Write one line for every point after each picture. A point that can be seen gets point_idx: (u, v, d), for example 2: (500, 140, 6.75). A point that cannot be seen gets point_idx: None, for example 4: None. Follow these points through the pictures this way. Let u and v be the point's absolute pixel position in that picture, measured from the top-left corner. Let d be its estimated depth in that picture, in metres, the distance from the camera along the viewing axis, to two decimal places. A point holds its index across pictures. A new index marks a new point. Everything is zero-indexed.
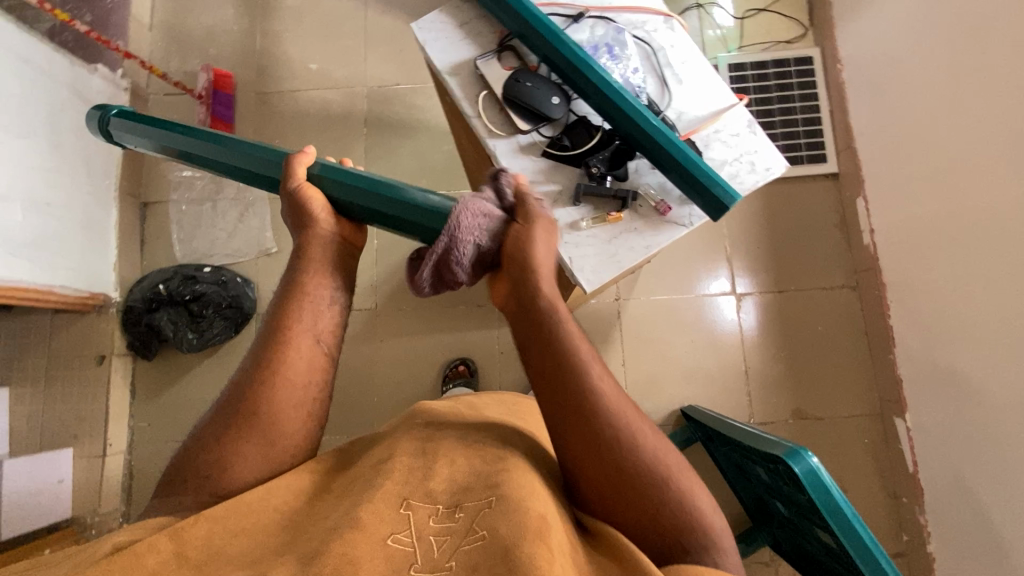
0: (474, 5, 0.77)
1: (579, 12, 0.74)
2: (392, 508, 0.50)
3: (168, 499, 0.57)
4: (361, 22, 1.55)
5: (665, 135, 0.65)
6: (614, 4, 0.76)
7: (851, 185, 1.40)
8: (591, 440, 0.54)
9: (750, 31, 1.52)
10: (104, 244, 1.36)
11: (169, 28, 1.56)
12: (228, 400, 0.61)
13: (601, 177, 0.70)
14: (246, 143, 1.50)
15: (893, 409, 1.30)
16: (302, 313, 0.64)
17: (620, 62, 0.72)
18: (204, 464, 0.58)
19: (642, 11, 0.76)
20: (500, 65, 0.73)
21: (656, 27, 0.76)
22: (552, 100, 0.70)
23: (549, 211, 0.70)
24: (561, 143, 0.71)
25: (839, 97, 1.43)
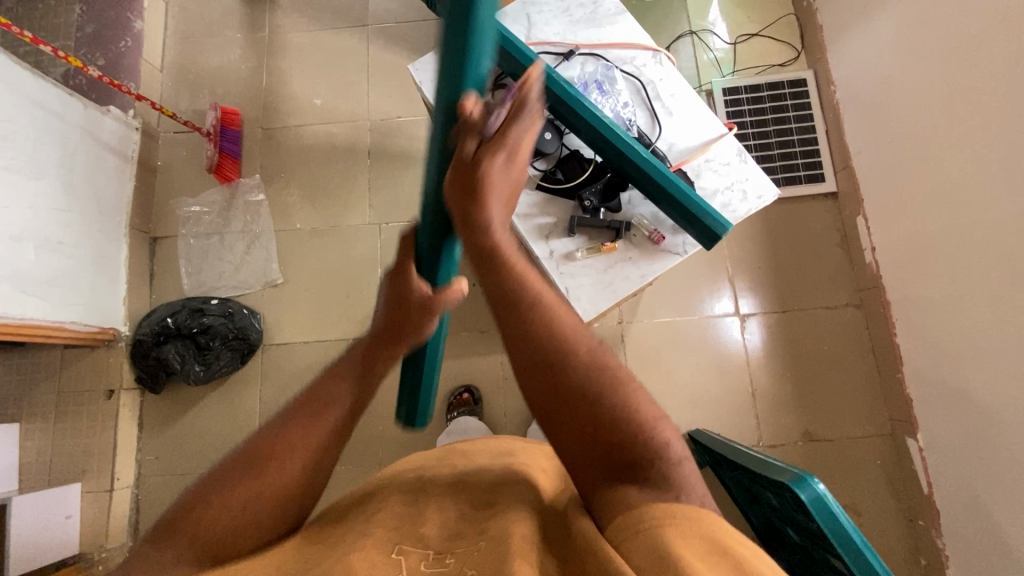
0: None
1: (569, 49, 0.77)
2: (384, 553, 0.49)
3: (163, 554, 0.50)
4: (363, 58, 1.60)
5: (654, 167, 0.66)
6: (603, 40, 0.78)
7: (851, 203, 1.41)
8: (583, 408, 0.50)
9: (744, 55, 1.55)
10: (115, 279, 1.39)
11: (179, 69, 1.62)
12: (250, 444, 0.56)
13: (595, 210, 0.72)
14: (252, 177, 1.53)
15: (905, 429, 1.28)
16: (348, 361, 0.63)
17: (610, 97, 0.74)
18: (212, 520, 0.51)
19: (631, 47, 0.78)
20: (493, 103, 0.75)
21: (645, 62, 0.77)
22: (545, 136, 0.73)
23: (544, 242, 0.72)
24: (555, 177, 0.73)
25: (835, 118, 1.44)
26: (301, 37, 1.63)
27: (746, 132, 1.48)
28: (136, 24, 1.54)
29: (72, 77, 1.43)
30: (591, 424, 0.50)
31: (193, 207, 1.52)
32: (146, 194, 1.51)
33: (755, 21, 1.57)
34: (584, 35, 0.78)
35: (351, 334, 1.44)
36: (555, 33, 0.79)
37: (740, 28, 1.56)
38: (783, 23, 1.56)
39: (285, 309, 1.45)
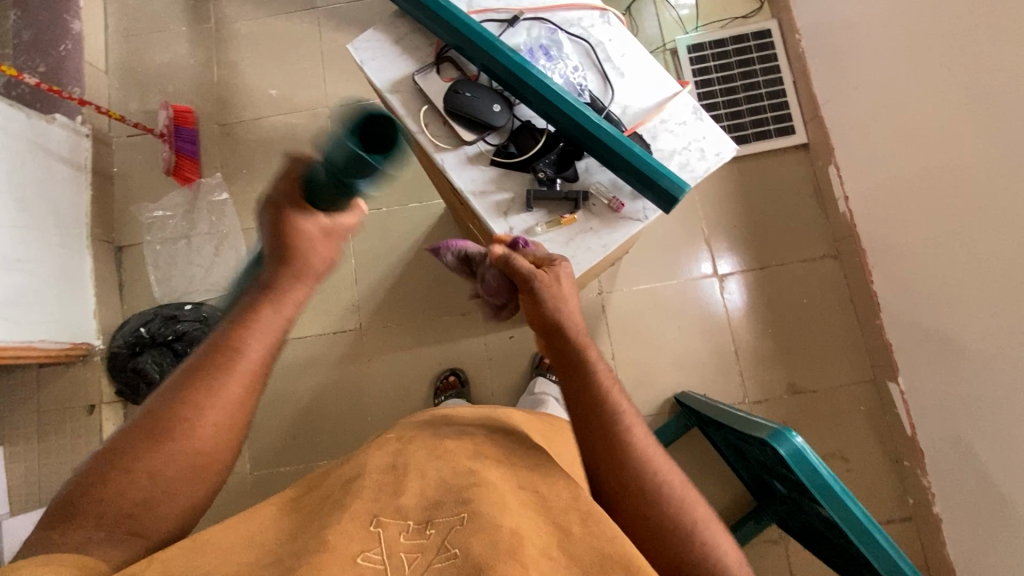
0: (409, 21, 0.75)
1: (514, 15, 0.71)
2: (362, 526, 0.50)
3: (68, 531, 0.49)
4: (317, 43, 1.55)
5: (613, 138, 0.64)
6: (548, 3, 0.73)
7: (823, 153, 1.38)
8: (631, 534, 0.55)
9: (708, 9, 1.50)
10: (83, 294, 1.36)
11: (126, 70, 1.56)
12: (154, 409, 0.54)
13: (551, 181, 0.68)
14: (214, 176, 1.49)
15: (886, 373, 1.29)
16: (252, 344, 0.56)
17: (558, 63, 0.69)
18: (122, 495, 0.51)
19: (577, 7, 0.72)
20: (440, 78, 0.72)
21: (592, 22, 0.72)
22: (494, 108, 0.68)
23: (502, 220, 0.68)
24: (508, 150, 0.69)
25: (801, 67, 1.41)
26: (249, 26, 1.57)
27: (714, 90, 1.44)
28: (74, 25, 1.47)
29: (12, 87, 1.35)
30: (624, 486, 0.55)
31: (156, 212, 1.47)
32: (105, 203, 1.47)
33: None
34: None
35: (330, 329, 1.43)
36: None
37: None
38: None
39: None
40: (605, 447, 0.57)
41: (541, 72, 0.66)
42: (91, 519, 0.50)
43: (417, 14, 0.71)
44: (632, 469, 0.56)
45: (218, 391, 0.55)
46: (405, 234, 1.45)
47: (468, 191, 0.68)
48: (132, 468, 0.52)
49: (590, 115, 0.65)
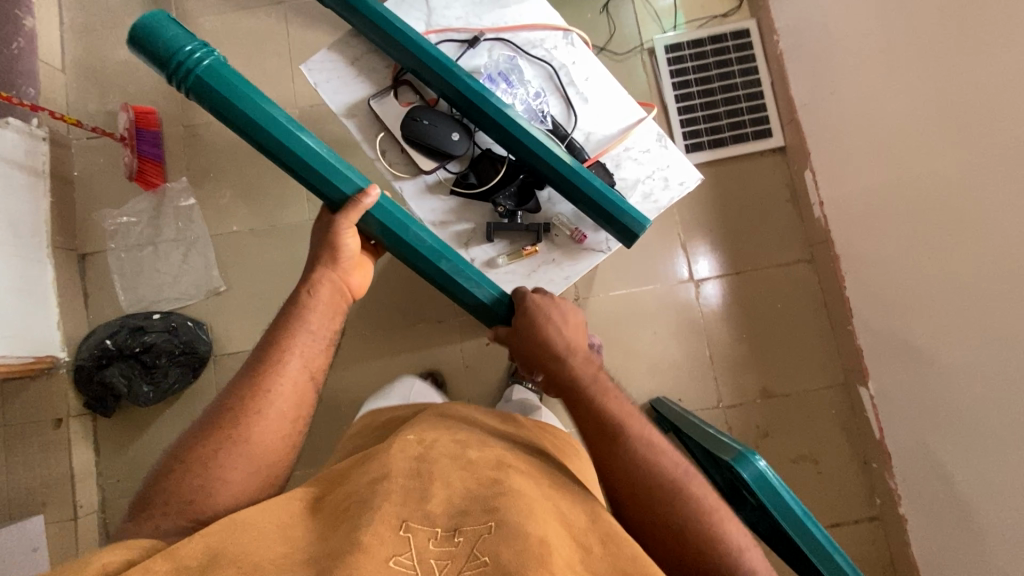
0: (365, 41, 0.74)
1: (474, 35, 0.69)
2: (392, 529, 0.53)
3: (144, 524, 0.65)
4: (284, 40, 1.49)
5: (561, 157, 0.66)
6: (511, 21, 0.70)
7: (799, 157, 1.37)
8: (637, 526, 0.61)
9: (686, 7, 1.46)
10: (45, 305, 1.32)
11: (83, 67, 1.49)
12: (213, 418, 0.74)
13: (511, 213, 0.73)
14: (179, 180, 1.44)
15: (856, 378, 1.31)
16: (299, 346, 0.80)
17: (518, 90, 0.68)
18: (190, 487, 0.68)
19: (542, 26, 0.70)
20: (397, 102, 0.72)
21: (557, 43, 0.71)
22: (452, 137, 0.70)
23: (466, 251, 0.74)
24: (468, 180, 0.73)
25: (779, 69, 1.38)
26: (213, 21, 1.51)
27: (692, 91, 1.42)
28: (26, 21, 1.40)
29: None
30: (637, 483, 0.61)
31: (120, 219, 1.43)
32: (66, 210, 1.42)
33: None
34: (490, 17, 0.70)
35: None
36: (456, 15, 0.70)
37: None
38: None
39: (233, 316, 1.40)
40: (603, 436, 0.64)
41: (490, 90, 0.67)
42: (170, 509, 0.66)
43: (372, 36, 0.70)
44: (647, 469, 0.62)
45: (264, 401, 0.75)
46: None
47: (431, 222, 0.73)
48: (200, 465, 0.70)
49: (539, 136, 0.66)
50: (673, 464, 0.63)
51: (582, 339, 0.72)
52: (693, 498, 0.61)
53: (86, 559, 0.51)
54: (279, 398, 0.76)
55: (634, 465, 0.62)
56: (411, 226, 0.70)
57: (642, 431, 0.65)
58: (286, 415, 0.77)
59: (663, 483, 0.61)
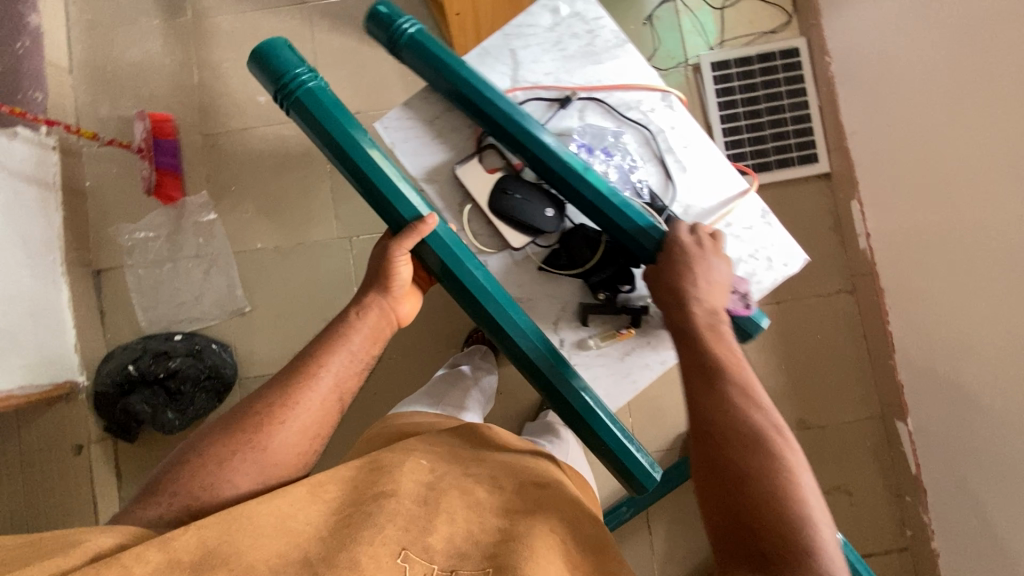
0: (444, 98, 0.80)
1: (568, 96, 0.74)
2: (390, 556, 0.53)
3: (146, 509, 0.62)
4: (309, 45, 1.41)
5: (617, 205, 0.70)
6: (603, 83, 0.75)
7: (846, 185, 1.33)
8: (721, 500, 0.54)
9: (732, 23, 1.40)
10: (60, 326, 1.25)
11: (93, 68, 1.40)
12: (236, 418, 0.70)
13: (607, 297, 0.74)
14: (199, 193, 1.37)
15: (895, 412, 1.30)
16: (337, 362, 0.75)
17: (613, 159, 0.74)
18: (191, 483, 0.64)
19: (638, 90, 0.75)
20: (482, 168, 0.77)
21: (652, 105, 0.75)
22: (546, 213, 0.74)
23: (555, 333, 0.75)
24: (560, 258, 0.74)
25: (829, 94, 1.33)
26: (232, 21, 1.41)
27: (737, 112, 1.36)
28: (31, 19, 1.30)
29: None
30: (721, 429, 0.57)
31: (137, 234, 1.36)
32: (79, 223, 1.34)
33: None
34: (578, 76, 0.76)
35: None
36: (545, 74, 0.76)
37: None
38: None
39: (259, 338, 1.35)
40: (702, 375, 0.61)
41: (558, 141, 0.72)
42: (164, 498, 0.63)
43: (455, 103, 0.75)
44: (733, 417, 0.58)
45: (287, 411, 0.71)
46: None
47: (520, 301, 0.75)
48: (213, 460, 0.66)
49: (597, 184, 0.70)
50: (767, 423, 0.57)
51: (720, 298, 0.67)
52: (778, 456, 0.54)
53: (69, 537, 0.51)
54: (306, 411, 0.72)
55: (721, 412, 0.58)
56: (513, 328, 0.71)
57: (770, 416, 0.58)
58: (309, 430, 0.72)
59: (748, 433, 0.56)
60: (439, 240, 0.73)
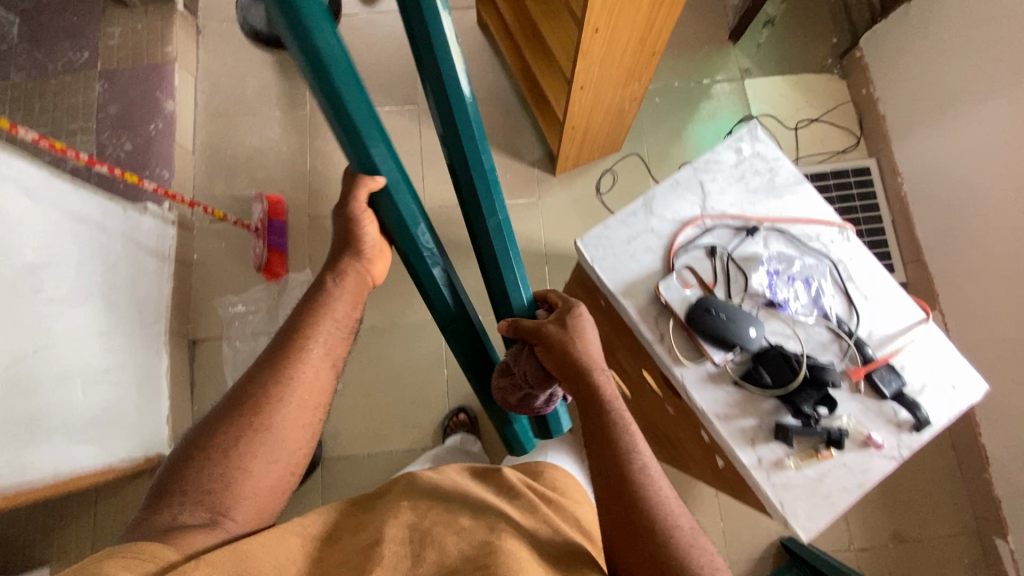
0: (637, 219, 0.80)
1: (754, 226, 0.78)
2: None
3: (159, 516, 0.56)
4: (417, 140, 1.52)
5: (503, 231, 0.77)
6: (784, 216, 0.80)
7: (924, 294, 1.38)
8: (610, 495, 0.63)
9: (806, 141, 1.52)
10: (159, 396, 1.26)
11: (212, 150, 1.51)
12: (233, 409, 0.63)
13: (810, 418, 0.70)
14: (303, 272, 1.42)
15: (993, 528, 1.27)
16: (325, 342, 0.68)
17: (805, 287, 0.76)
18: (200, 476, 0.59)
19: (815, 222, 0.80)
20: (681, 285, 0.75)
21: (831, 238, 0.79)
22: (751, 332, 0.69)
23: (752, 450, 0.70)
24: (762, 378, 0.71)
25: (902, 209, 1.42)
26: None
27: None
28: (167, 105, 1.44)
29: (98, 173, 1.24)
30: (624, 474, 0.63)
31: (237, 306, 1.40)
32: (183, 294, 1.38)
33: (814, 106, 1.55)
34: (761, 206, 0.80)
35: (415, 444, 1.34)
36: (732, 203, 0.80)
37: (799, 113, 1.54)
38: (842, 107, 1.55)
39: (346, 417, 1.35)
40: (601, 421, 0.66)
41: (485, 146, 0.71)
42: (176, 503, 0.57)
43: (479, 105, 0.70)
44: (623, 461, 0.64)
45: (284, 397, 0.64)
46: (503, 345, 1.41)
47: (712, 416, 0.71)
48: (210, 451, 0.60)
49: (498, 205, 0.75)
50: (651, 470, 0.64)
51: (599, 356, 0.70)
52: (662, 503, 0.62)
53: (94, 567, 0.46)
54: (302, 393, 0.65)
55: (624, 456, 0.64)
56: (433, 289, 0.78)
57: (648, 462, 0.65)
58: (311, 398, 0.66)
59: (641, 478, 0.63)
60: (394, 203, 0.67)
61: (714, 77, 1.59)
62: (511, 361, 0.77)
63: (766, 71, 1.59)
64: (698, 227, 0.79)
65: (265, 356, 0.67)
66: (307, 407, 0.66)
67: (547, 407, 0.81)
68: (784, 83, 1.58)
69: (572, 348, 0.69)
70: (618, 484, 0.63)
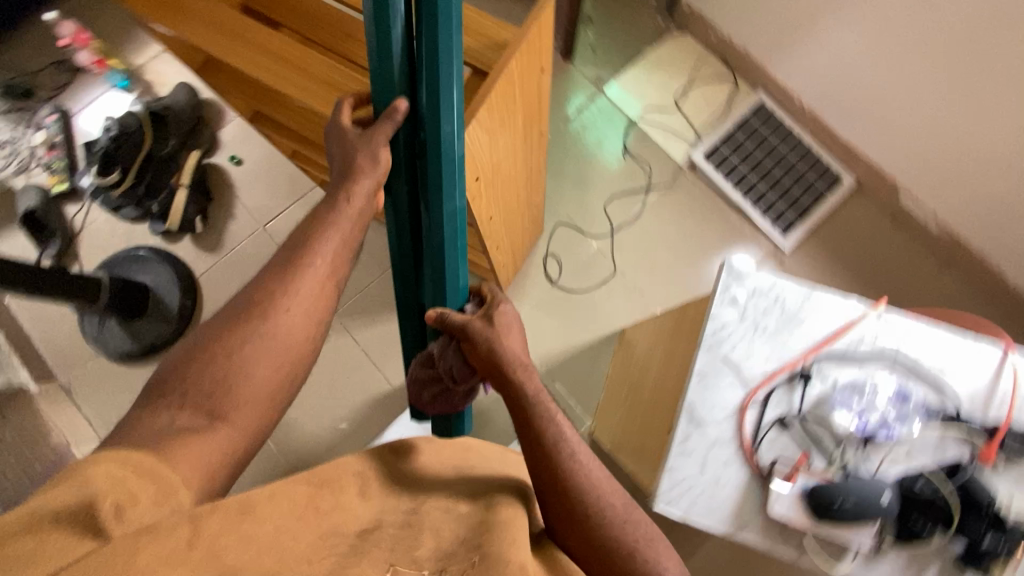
0: (684, 449, 0.61)
1: (799, 373, 0.62)
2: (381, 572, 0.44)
3: (146, 423, 0.53)
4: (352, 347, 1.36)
5: (456, 222, 0.70)
6: (818, 336, 0.64)
7: (881, 184, 1.36)
8: (533, 459, 0.60)
9: (693, 111, 1.47)
10: None
11: None
12: (239, 307, 0.63)
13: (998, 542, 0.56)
14: None
15: None
16: (331, 240, 0.67)
17: (893, 403, 0.61)
18: (201, 382, 0.57)
19: (850, 325, 0.64)
20: (784, 487, 0.59)
21: (874, 329, 0.64)
22: (879, 494, 0.57)
23: None
24: (921, 530, 0.57)
25: (815, 122, 1.40)
26: None
27: (750, 179, 1.42)
28: None
29: None
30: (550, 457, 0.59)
31: None
32: None
33: (678, 74, 1.49)
34: (793, 341, 0.64)
35: None
36: (764, 360, 0.63)
37: (670, 89, 1.49)
38: (703, 60, 1.49)
39: None
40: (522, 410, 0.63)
41: (463, 135, 0.63)
42: (173, 397, 0.55)
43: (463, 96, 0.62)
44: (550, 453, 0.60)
45: (301, 285, 0.65)
46: None
47: None
48: (225, 356, 0.59)
49: (457, 190, 0.68)
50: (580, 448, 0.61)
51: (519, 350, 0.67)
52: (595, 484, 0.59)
53: (71, 474, 0.42)
54: (309, 294, 0.65)
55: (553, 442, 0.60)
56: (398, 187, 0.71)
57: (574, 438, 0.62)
58: (309, 312, 0.65)
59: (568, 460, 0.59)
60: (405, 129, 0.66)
61: (576, 105, 1.49)
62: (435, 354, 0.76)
63: (615, 68, 1.51)
64: (755, 410, 0.62)
65: (281, 257, 0.67)
66: (315, 304, 0.65)
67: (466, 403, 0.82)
68: (638, 69, 1.50)
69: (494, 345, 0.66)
70: (545, 463, 0.59)
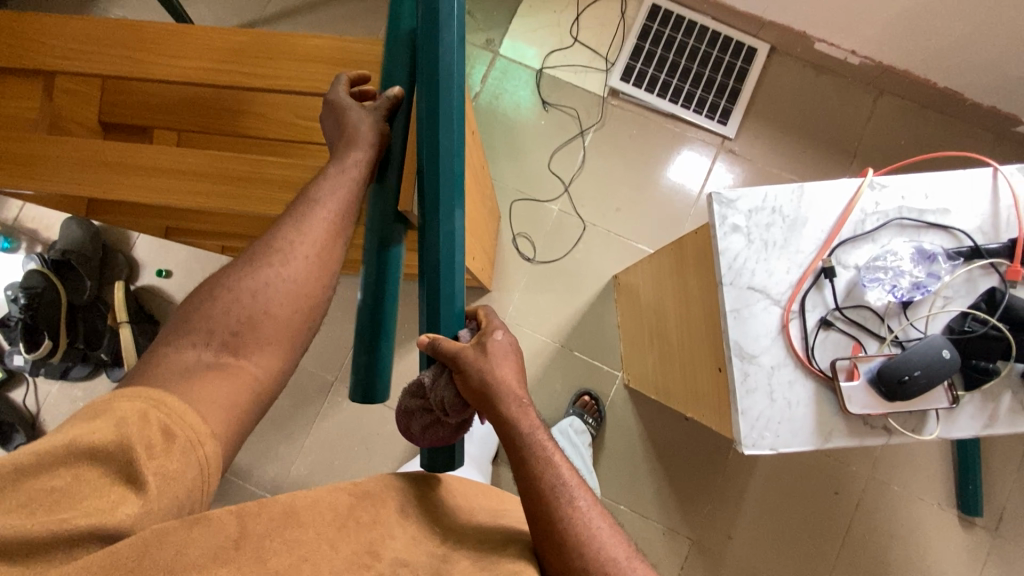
0: (746, 390, 0.61)
1: (824, 268, 0.61)
2: None
3: (166, 361, 0.51)
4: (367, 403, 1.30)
5: (457, 243, 0.55)
6: (825, 229, 0.63)
7: (794, 40, 1.36)
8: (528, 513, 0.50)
9: (594, 39, 1.42)
10: None
11: None
12: (253, 249, 0.60)
13: None
14: None
15: (1011, 123, 1.31)
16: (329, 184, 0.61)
17: (913, 264, 0.62)
18: (229, 312, 0.55)
19: (848, 204, 0.63)
20: (853, 384, 0.59)
21: (871, 200, 0.63)
22: (943, 354, 0.57)
23: None
24: (985, 367, 0.59)
25: (712, 5, 1.37)
26: None
27: (675, 83, 1.39)
28: None
29: None
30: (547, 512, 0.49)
31: None
32: None
33: (565, 8, 1.43)
34: (805, 244, 0.63)
35: None
36: (785, 272, 0.63)
37: (563, 26, 1.42)
38: None
39: None
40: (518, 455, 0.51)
41: (459, 140, 0.54)
42: (197, 334, 0.54)
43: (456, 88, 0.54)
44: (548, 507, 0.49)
45: (309, 224, 0.60)
46: (624, 440, 1.29)
47: (986, 432, 0.61)
48: (234, 290, 0.56)
49: (456, 206, 0.55)
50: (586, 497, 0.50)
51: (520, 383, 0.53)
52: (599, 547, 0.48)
53: (96, 408, 0.41)
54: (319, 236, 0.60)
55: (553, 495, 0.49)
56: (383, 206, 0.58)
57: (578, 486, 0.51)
58: (317, 258, 0.60)
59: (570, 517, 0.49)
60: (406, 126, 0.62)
61: (478, 77, 1.42)
62: (423, 383, 0.54)
63: (501, 26, 1.43)
64: (797, 323, 0.62)
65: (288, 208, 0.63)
66: (321, 248, 0.60)
67: (459, 438, 0.55)
68: (525, 18, 1.43)
69: (488, 376, 0.51)
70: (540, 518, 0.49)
